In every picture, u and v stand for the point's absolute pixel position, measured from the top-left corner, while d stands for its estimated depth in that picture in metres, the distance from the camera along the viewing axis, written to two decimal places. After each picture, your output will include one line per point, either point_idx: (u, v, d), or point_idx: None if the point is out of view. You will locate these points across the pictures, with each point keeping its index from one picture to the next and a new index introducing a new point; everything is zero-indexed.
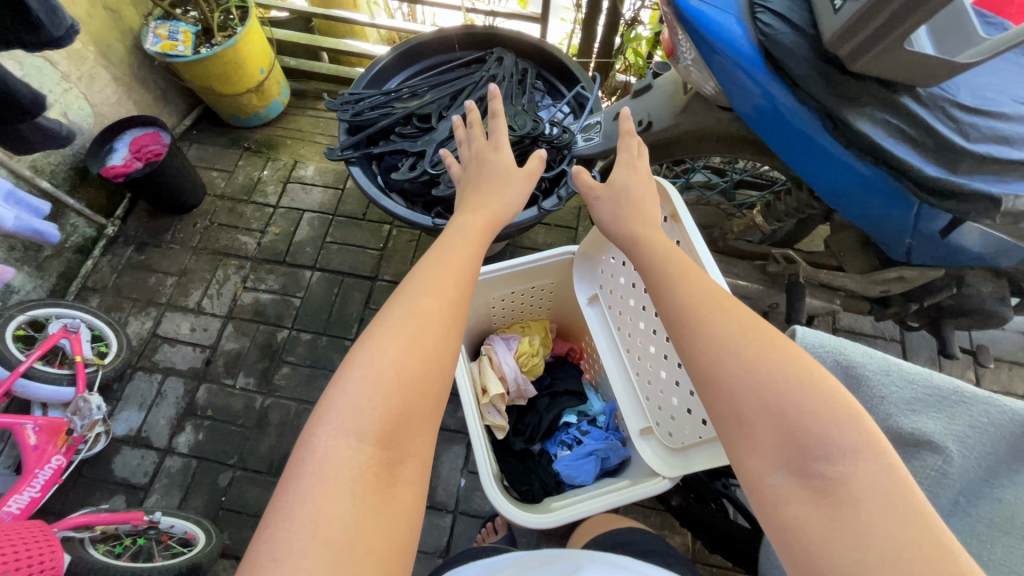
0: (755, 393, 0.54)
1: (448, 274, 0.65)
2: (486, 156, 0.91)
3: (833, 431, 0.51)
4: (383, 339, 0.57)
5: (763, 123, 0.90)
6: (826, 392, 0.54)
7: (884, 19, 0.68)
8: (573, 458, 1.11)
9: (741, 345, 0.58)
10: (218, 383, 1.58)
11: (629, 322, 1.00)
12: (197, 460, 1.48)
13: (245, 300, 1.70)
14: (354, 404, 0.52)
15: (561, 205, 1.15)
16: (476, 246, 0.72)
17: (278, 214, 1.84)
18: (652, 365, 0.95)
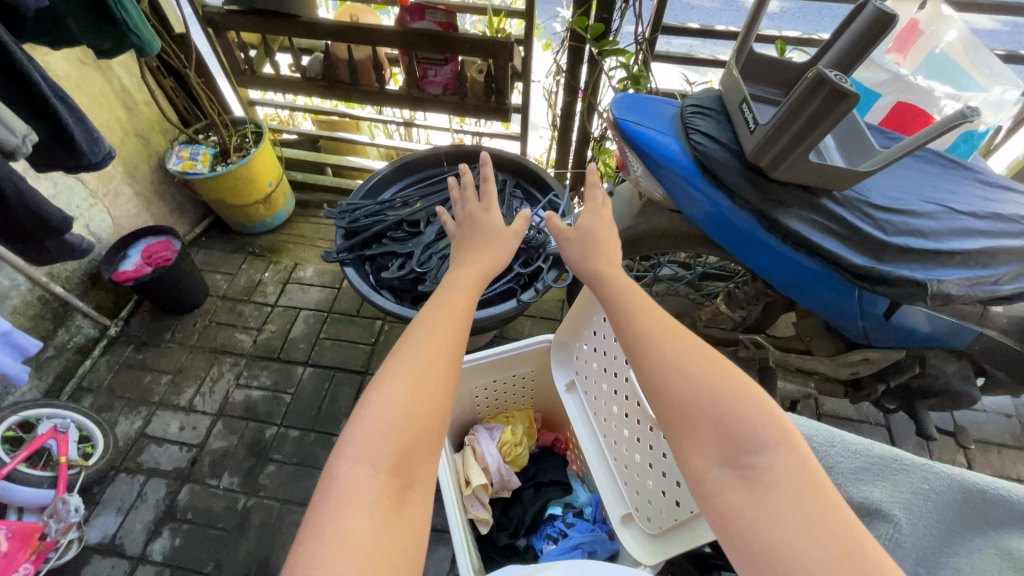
0: (698, 400, 0.59)
1: (449, 317, 0.69)
2: (478, 217, 0.95)
3: (758, 427, 0.57)
4: (396, 374, 0.61)
5: (710, 226, 1.02)
6: (758, 398, 0.60)
7: (784, 142, 0.82)
8: (559, 553, 1.08)
9: (688, 361, 0.63)
10: (201, 483, 1.55)
11: (603, 404, 1.05)
12: (170, 569, 1.42)
13: (237, 397, 1.72)
14: (371, 435, 0.56)
15: (538, 297, 1.24)
16: (471, 290, 0.77)
17: (275, 312, 1.93)
18: (627, 449, 0.98)
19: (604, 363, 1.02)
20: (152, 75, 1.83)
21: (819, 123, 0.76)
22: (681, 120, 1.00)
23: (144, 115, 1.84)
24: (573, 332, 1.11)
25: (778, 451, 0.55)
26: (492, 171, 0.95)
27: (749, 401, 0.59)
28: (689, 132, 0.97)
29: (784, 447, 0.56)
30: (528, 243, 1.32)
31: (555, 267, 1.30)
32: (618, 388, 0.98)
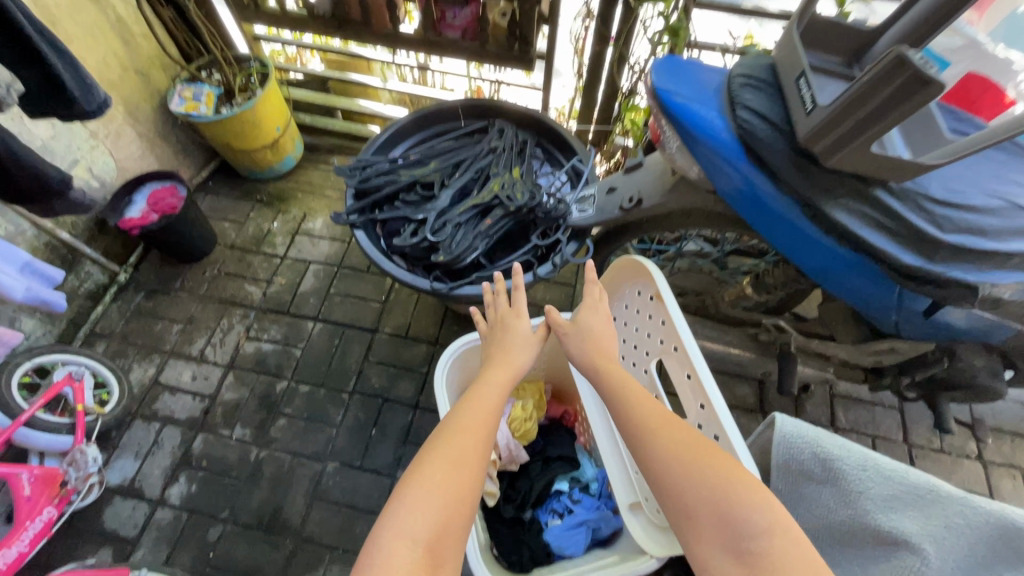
0: (694, 491, 0.63)
1: (482, 414, 0.74)
2: (510, 324, 0.91)
3: (752, 511, 0.60)
4: (430, 461, 0.67)
5: (741, 207, 0.95)
6: (753, 486, 0.62)
7: (841, 132, 0.74)
8: (564, 529, 1.11)
9: (684, 450, 0.67)
10: (215, 433, 1.59)
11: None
12: (187, 514, 1.48)
13: (248, 349, 1.73)
14: (410, 515, 0.61)
15: (555, 272, 1.19)
16: (503, 381, 0.82)
17: (284, 264, 1.89)
18: None
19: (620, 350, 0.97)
20: (148, 4, 1.70)
21: (897, 108, 0.67)
22: (728, 91, 0.90)
23: (142, 50, 1.72)
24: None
25: (773, 536, 0.58)
26: (524, 278, 0.94)
27: (741, 487, 0.62)
28: (735, 107, 0.87)
29: (777, 531, 0.58)
30: (547, 214, 1.24)
31: (575, 240, 1.24)
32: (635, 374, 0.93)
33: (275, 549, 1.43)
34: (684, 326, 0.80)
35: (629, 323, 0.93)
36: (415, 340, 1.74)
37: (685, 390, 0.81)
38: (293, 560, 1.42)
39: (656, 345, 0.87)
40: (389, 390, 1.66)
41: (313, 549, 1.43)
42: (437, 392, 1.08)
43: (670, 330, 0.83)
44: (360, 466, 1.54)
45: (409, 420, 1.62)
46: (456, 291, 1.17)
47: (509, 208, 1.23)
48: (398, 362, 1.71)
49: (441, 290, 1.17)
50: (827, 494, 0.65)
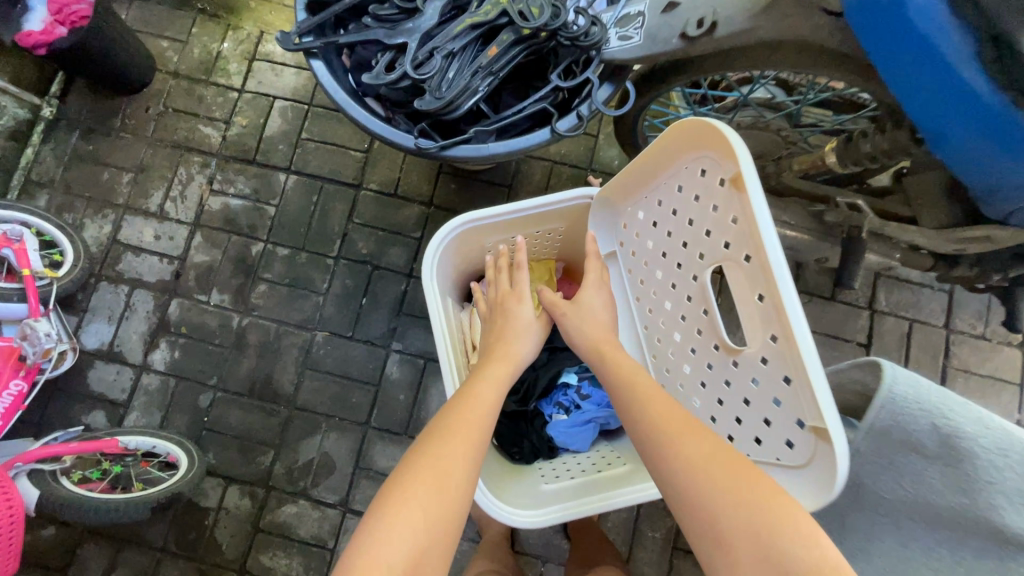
0: (727, 519, 0.52)
1: (471, 417, 0.73)
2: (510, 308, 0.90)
3: (797, 547, 0.49)
4: (413, 474, 0.66)
5: (875, 28, 0.66)
6: (798, 515, 0.52)
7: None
8: (571, 425, 1.01)
9: (713, 465, 0.56)
10: (190, 298, 1.45)
11: (648, 292, 0.79)
12: (175, 379, 1.41)
13: (213, 206, 1.50)
14: (389, 533, 0.61)
15: (579, 129, 0.90)
16: (500, 374, 0.81)
17: (243, 100, 1.55)
18: (675, 355, 0.75)
19: (662, 246, 0.74)
20: None
21: None
22: None
23: None
24: (630, 203, 0.80)
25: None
26: (526, 259, 0.92)
27: (783, 516, 0.51)
28: None
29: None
30: (574, 41, 0.89)
31: (609, 82, 0.91)
32: (682, 279, 0.71)
33: (271, 416, 1.40)
34: (771, 231, 0.55)
35: (684, 213, 0.69)
36: (406, 200, 1.50)
37: (751, 315, 0.60)
38: (289, 426, 1.40)
39: (717, 249, 0.64)
40: (379, 256, 1.47)
41: (308, 417, 1.40)
42: (425, 279, 0.90)
43: (747, 225, 0.58)
44: (351, 336, 1.43)
45: (402, 290, 1.46)
46: (452, 152, 0.90)
47: (523, 32, 0.87)
48: (387, 224, 1.49)
49: (432, 151, 0.90)
50: (938, 469, 0.65)
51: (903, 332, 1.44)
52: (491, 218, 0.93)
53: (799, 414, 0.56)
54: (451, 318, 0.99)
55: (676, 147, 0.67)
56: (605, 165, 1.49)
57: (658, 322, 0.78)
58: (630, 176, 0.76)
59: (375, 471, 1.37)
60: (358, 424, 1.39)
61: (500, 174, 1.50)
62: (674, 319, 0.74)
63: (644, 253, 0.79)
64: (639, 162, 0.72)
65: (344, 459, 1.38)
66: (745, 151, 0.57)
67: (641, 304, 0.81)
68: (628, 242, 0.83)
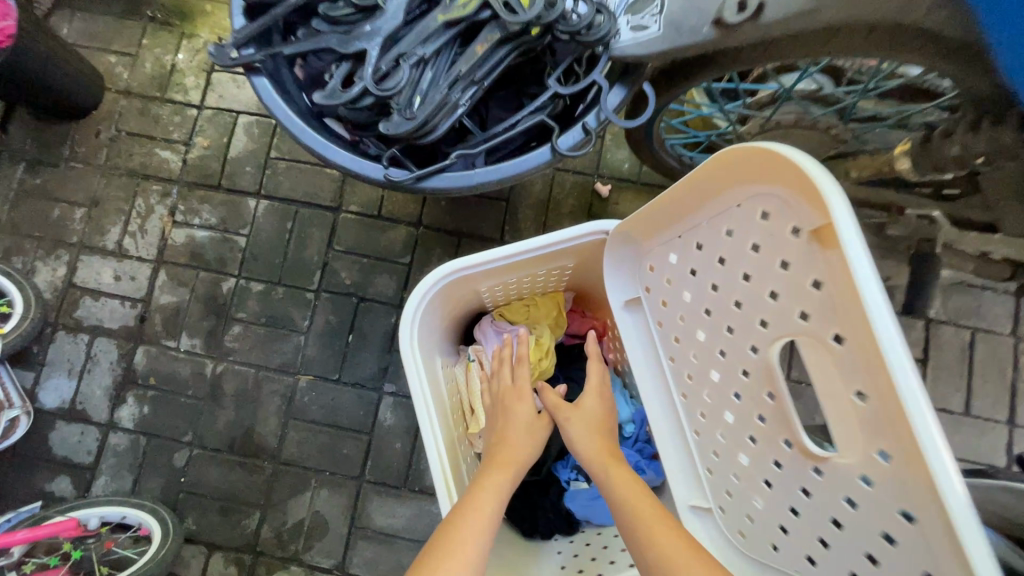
0: None
1: (474, 528, 0.63)
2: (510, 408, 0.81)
3: None
4: None
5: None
6: None
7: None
8: (595, 495, 0.86)
9: None
10: (158, 345, 1.30)
11: (687, 355, 0.64)
12: (145, 437, 1.27)
13: (177, 239, 1.35)
14: None
15: (586, 146, 0.73)
16: (501, 481, 0.70)
17: (204, 117, 1.38)
18: (724, 438, 0.61)
19: (705, 303, 0.59)
20: None
21: None
22: None
23: None
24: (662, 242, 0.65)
25: None
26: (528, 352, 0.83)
27: None
28: None
29: None
30: (575, 36, 0.71)
31: (620, 84, 0.73)
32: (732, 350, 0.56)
33: (254, 473, 1.26)
34: (886, 315, 0.39)
35: (737, 264, 0.54)
36: (391, 222, 1.33)
37: (845, 418, 0.45)
38: (274, 484, 1.25)
39: (789, 319, 0.49)
40: (364, 287, 1.31)
41: (296, 473, 1.25)
42: (402, 340, 0.74)
43: (844, 295, 0.42)
44: (338, 379, 1.28)
45: (393, 323, 1.30)
46: (433, 182, 0.72)
47: (510, 28, 0.70)
48: (371, 251, 1.32)
49: (408, 183, 0.72)
50: None
51: (964, 343, 1.26)
52: (483, 263, 0.77)
53: (926, 566, 0.41)
54: (439, 379, 0.83)
55: (732, 180, 0.52)
56: (613, 170, 1.31)
57: (701, 390, 0.63)
58: (666, 205, 0.61)
59: (374, 530, 1.22)
60: (351, 478, 1.25)
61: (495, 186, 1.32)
62: (722, 391, 0.59)
63: (681, 304, 0.64)
64: (678, 192, 0.58)
65: (338, 519, 1.23)
66: (836, 197, 0.41)
67: (678, 365, 0.67)
68: (660, 288, 0.68)
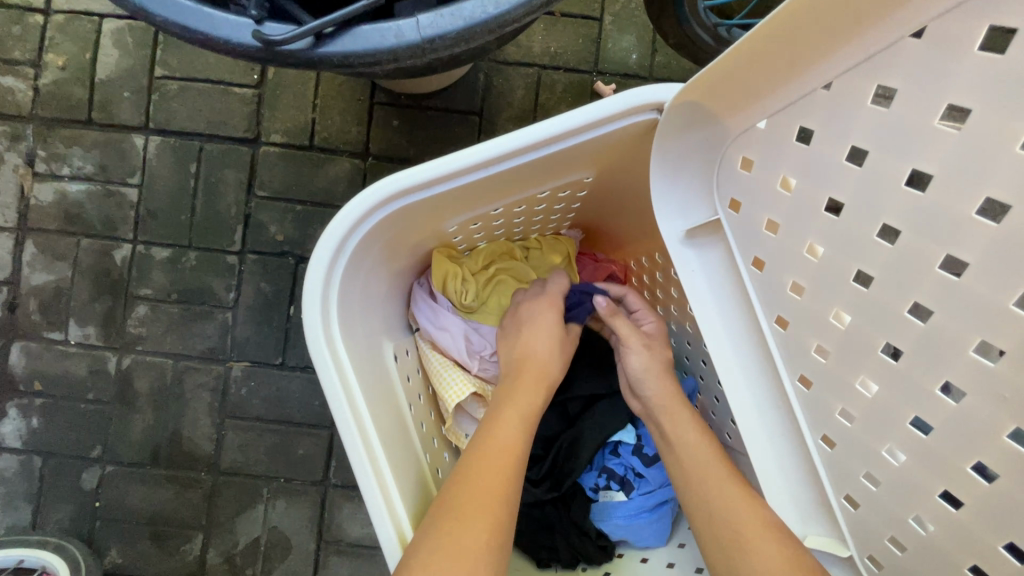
0: None
1: (493, 463, 0.49)
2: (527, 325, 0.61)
3: None
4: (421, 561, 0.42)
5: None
6: None
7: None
8: (636, 513, 0.61)
9: None
10: (38, 339, 1.00)
11: (815, 312, 0.45)
12: (40, 458, 0.99)
13: (44, 198, 1.01)
14: None
15: None
16: (528, 405, 0.55)
17: (53, 26, 1.00)
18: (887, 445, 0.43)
19: (885, 216, 0.38)
20: None
21: None
22: None
23: None
24: (789, 109, 0.42)
25: None
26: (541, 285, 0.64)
27: None
28: None
29: None
30: None
31: None
32: (962, 302, 0.35)
33: (188, 489, 0.99)
34: None
35: (1008, 112, 0.31)
36: (330, 153, 1.00)
37: None
38: (216, 500, 0.99)
39: None
40: (303, 243, 1.00)
41: (242, 483, 0.99)
42: (307, 305, 0.47)
43: None
44: (282, 365, 1.00)
45: None
46: (343, 44, 0.42)
47: None
48: (308, 194, 1.00)
49: (302, 48, 0.42)
50: None
51: None
52: (434, 183, 0.49)
53: None
54: (387, 365, 0.57)
55: None
56: (618, 62, 0.99)
57: (847, 371, 0.44)
58: (824, 5, 0.36)
59: (348, 544, 0.99)
60: (314, 484, 0.99)
61: (463, 95, 0.99)
62: (914, 379, 0.39)
63: (818, 230, 0.42)
64: None
65: (303, 534, 0.99)
66: None
67: (795, 331, 0.47)
68: (761, 207, 0.46)
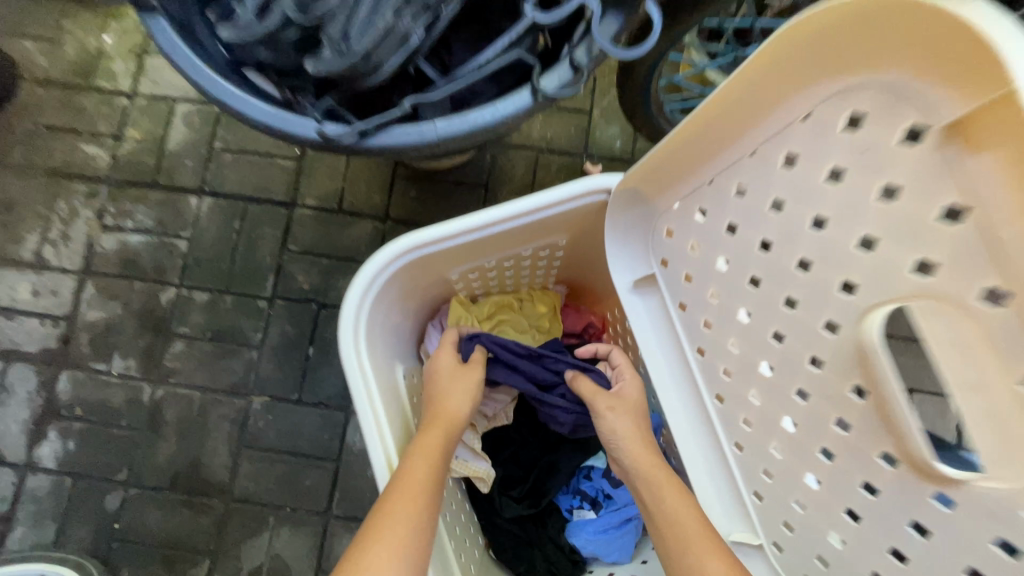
0: None
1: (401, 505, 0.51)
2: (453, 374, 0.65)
3: None
4: None
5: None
6: None
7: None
8: (604, 530, 0.69)
9: None
10: (85, 369, 1.12)
11: (723, 345, 0.57)
12: (70, 478, 1.08)
13: (107, 246, 1.17)
14: None
15: (574, 87, 0.58)
16: (436, 444, 0.57)
17: (135, 107, 1.21)
18: (775, 446, 0.54)
19: (749, 271, 0.51)
20: None
21: None
22: None
23: None
24: (691, 197, 0.56)
25: None
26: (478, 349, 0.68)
27: None
28: None
29: None
30: None
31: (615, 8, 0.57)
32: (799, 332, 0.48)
33: (201, 514, 1.07)
34: None
35: (806, 206, 0.45)
36: (355, 216, 1.17)
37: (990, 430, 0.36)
38: (226, 527, 1.06)
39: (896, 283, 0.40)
40: (325, 292, 1.14)
41: (251, 511, 1.07)
42: (342, 330, 0.60)
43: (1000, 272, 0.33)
44: (298, 400, 1.10)
45: None
46: (378, 140, 0.58)
47: None
48: (333, 250, 1.16)
49: (348, 141, 0.57)
50: None
51: None
52: (434, 243, 0.63)
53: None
54: (398, 385, 0.69)
55: (796, 87, 0.43)
56: (604, 149, 1.16)
57: (745, 388, 0.55)
58: (699, 136, 0.51)
59: None
60: (317, 515, 1.06)
61: (471, 172, 1.17)
62: (782, 389, 0.51)
63: (716, 282, 0.55)
64: (724, 126, 0.49)
65: (302, 563, 1.05)
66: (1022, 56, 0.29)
67: (710, 358, 0.59)
68: (682, 264, 0.59)
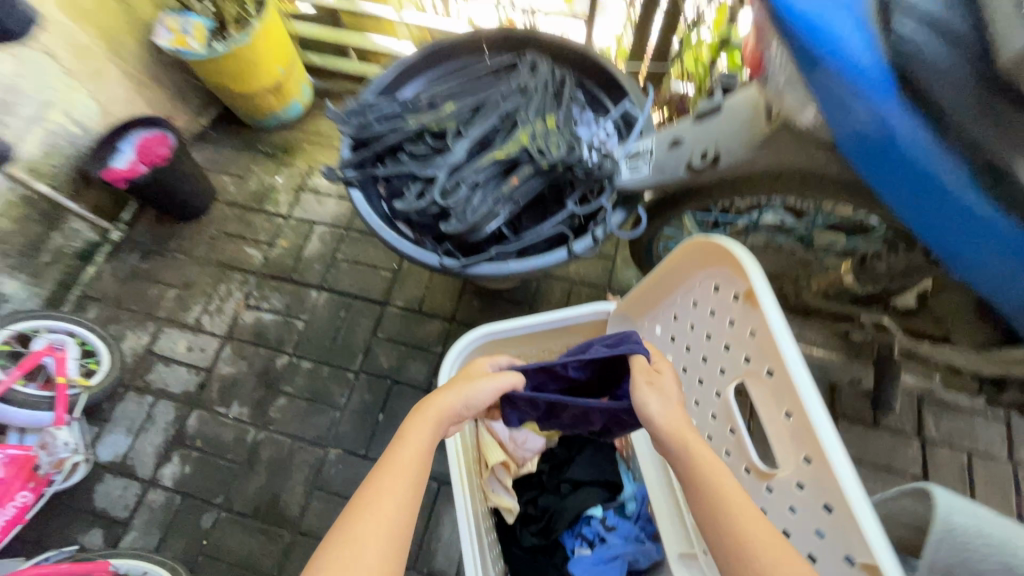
0: None
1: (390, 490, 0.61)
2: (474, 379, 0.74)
3: None
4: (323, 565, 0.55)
5: (874, 163, 0.64)
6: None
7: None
8: (597, 562, 0.90)
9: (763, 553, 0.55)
10: (210, 411, 1.46)
11: None
12: (180, 496, 1.36)
13: (247, 320, 1.57)
14: None
15: (595, 249, 0.94)
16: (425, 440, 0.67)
17: (288, 225, 1.70)
18: None
19: (682, 362, 0.84)
20: None
21: None
22: None
23: None
24: (649, 321, 0.92)
25: None
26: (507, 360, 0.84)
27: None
28: (890, 21, 0.57)
29: None
30: (588, 172, 0.95)
31: (622, 208, 0.96)
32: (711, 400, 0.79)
33: (272, 541, 1.31)
34: (788, 340, 0.63)
35: (701, 328, 0.79)
36: (430, 316, 1.54)
37: (783, 439, 0.65)
38: (290, 555, 1.29)
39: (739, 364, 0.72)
40: (399, 371, 1.48)
41: (312, 544, 1.30)
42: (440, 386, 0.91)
43: (768, 345, 0.65)
44: (364, 455, 1.38)
45: None
46: (474, 269, 0.95)
47: (540, 167, 0.94)
48: (410, 339, 1.51)
49: (455, 268, 0.96)
50: None
51: (962, 466, 1.32)
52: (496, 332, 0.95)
53: (817, 524, 0.61)
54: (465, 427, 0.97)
55: (682, 270, 0.79)
56: (623, 286, 1.53)
57: None
58: (644, 296, 0.89)
59: None
60: None
61: (521, 292, 1.54)
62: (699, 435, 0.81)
63: None
64: (656, 291, 0.86)
65: None
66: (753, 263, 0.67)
67: None
68: None
